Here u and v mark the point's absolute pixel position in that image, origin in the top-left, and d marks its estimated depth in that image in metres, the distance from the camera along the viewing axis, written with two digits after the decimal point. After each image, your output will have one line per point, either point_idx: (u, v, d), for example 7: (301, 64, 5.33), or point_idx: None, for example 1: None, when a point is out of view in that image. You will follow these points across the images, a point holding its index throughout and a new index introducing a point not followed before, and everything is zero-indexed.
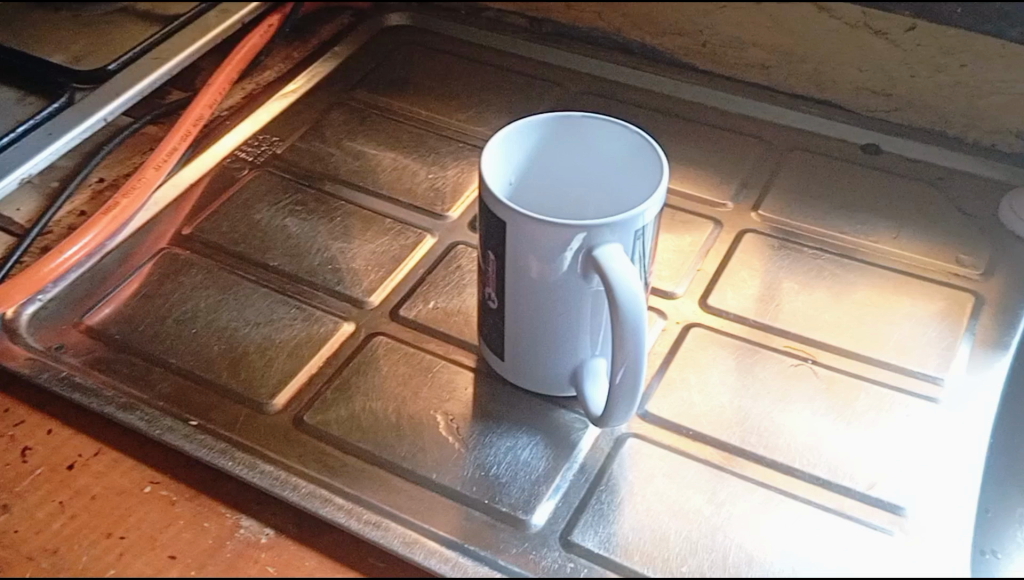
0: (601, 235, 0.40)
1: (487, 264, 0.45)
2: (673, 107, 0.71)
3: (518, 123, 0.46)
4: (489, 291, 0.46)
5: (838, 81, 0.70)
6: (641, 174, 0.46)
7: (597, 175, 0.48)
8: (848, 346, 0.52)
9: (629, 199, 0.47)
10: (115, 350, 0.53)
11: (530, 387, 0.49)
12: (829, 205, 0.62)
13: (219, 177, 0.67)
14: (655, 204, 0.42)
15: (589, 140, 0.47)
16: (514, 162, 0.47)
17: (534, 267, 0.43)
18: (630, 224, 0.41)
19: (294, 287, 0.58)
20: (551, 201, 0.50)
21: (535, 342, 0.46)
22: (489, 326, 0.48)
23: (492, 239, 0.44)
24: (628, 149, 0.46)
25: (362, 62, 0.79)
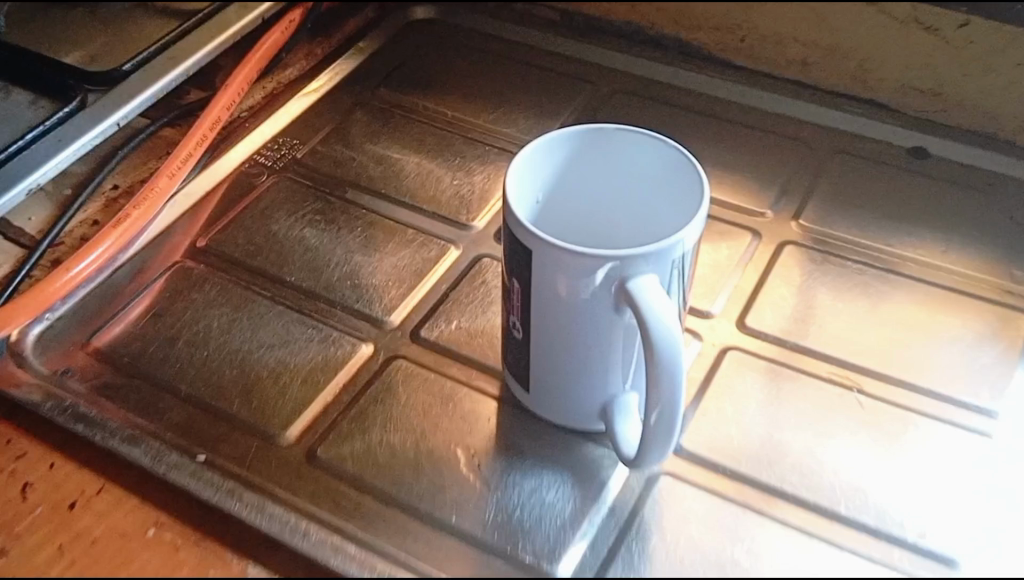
0: (634, 265, 0.37)
1: (510, 292, 0.42)
2: (708, 106, 0.68)
3: (546, 136, 0.42)
4: (512, 319, 0.43)
5: (883, 79, 0.66)
6: (678, 195, 0.41)
7: (631, 194, 0.44)
8: (897, 374, 0.49)
9: (667, 222, 0.43)
10: (123, 375, 0.51)
11: (558, 421, 0.46)
12: (874, 215, 0.59)
13: (236, 184, 0.64)
14: (694, 230, 0.38)
15: (625, 156, 0.43)
16: (541, 180, 0.43)
17: (560, 297, 0.40)
18: (668, 253, 0.38)
19: (311, 305, 0.55)
20: (580, 221, 0.45)
21: (562, 375, 0.43)
22: (513, 355, 0.45)
23: (515, 266, 0.40)
24: (665, 167, 0.42)
25: (386, 59, 0.77)
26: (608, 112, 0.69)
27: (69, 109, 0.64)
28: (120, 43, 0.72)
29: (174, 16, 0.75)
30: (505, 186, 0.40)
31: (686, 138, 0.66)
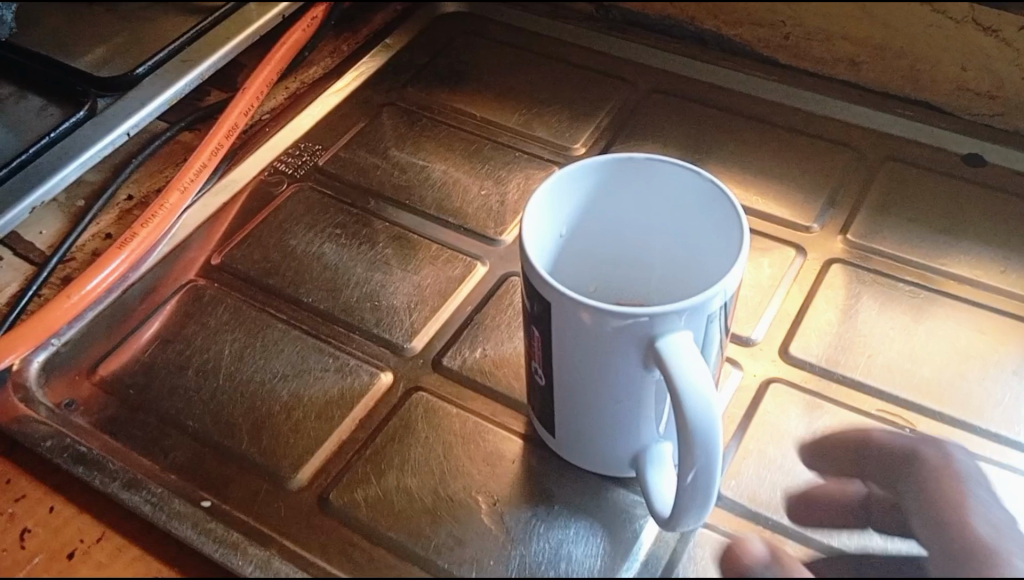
0: (668, 322, 0.35)
1: (533, 340, 0.40)
2: (750, 108, 0.65)
3: (569, 168, 0.40)
4: (535, 365, 0.41)
5: (937, 80, 0.62)
6: (712, 227, 0.40)
7: (661, 219, 0.42)
8: (956, 414, 0.46)
9: (702, 248, 0.41)
10: (128, 410, 0.49)
11: (586, 467, 0.44)
12: (927, 228, 0.55)
13: (256, 194, 0.61)
14: (733, 279, 0.36)
15: (654, 182, 0.40)
16: (565, 209, 0.41)
17: (587, 351, 0.38)
18: (704, 308, 0.36)
19: (328, 330, 0.53)
20: (613, 240, 0.44)
21: (589, 423, 0.41)
22: (537, 399, 0.43)
23: (537, 316, 0.39)
24: (697, 196, 0.40)
25: (414, 55, 0.73)
26: (645, 115, 0.65)
27: (78, 118, 0.61)
28: (136, 44, 0.69)
29: (193, 14, 0.72)
30: (522, 235, 0.38)
31: (727, 144, 0.62)
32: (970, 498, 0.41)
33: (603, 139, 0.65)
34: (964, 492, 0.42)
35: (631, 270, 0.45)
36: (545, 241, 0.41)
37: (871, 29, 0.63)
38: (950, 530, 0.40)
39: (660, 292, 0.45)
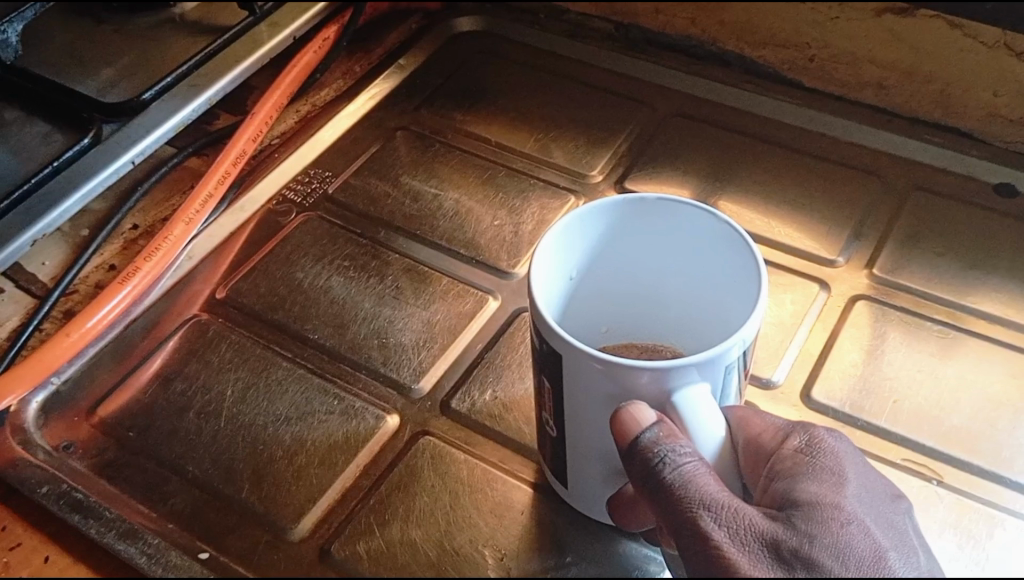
0: (685, 376, 0.34)
1: (543, 390, 0.38)
2: (775, 134, 0.63)
3: (579, 212, 0.38)
4: (546, 415, 0.39)
5: (968, 106, 0.60)
6: (732, 271, 0.38)
7: (677, 260, 0.40)
8: (987, 466, 0.45)
9: (722, 291, 0.39)
10: (126, 452, 0.47)
11: (598, 518, 0.43)
12: (958, 264, 0.54)
13: (263, 224, 0.60)
14: (749, 330, 0.35)
15: (668, 223, 0.39)
16: (575, 252, 0.39)
17: (600, 402, 0.36)
18: (720, 359, 0.35)
19: (334, 368, 0.51)
20: (624, 280, 0.42)
21: (603, 472, 0.40)
22: (548, 449, 0.41)
23: (548, 367, 0.37)
24: (714, 239, 0.38)
25: (430, 75, 0.72)
26: (665, 139, 0.64)
27: (82, 145, 0.58)
28: (145, 65, 0.65)
29: (202, 35, 0.67)
30: (528, 283, 0.36)
31: (751, 171, 0.61)
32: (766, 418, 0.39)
33: (620, 166, 0.63)
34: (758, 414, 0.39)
35: (649, 306, 0.43)
36: (556, 282, 0.39)
37: (902, 52, 0.60)
38: (752, 447, 0.38)
39: (678, 329, 0.44)
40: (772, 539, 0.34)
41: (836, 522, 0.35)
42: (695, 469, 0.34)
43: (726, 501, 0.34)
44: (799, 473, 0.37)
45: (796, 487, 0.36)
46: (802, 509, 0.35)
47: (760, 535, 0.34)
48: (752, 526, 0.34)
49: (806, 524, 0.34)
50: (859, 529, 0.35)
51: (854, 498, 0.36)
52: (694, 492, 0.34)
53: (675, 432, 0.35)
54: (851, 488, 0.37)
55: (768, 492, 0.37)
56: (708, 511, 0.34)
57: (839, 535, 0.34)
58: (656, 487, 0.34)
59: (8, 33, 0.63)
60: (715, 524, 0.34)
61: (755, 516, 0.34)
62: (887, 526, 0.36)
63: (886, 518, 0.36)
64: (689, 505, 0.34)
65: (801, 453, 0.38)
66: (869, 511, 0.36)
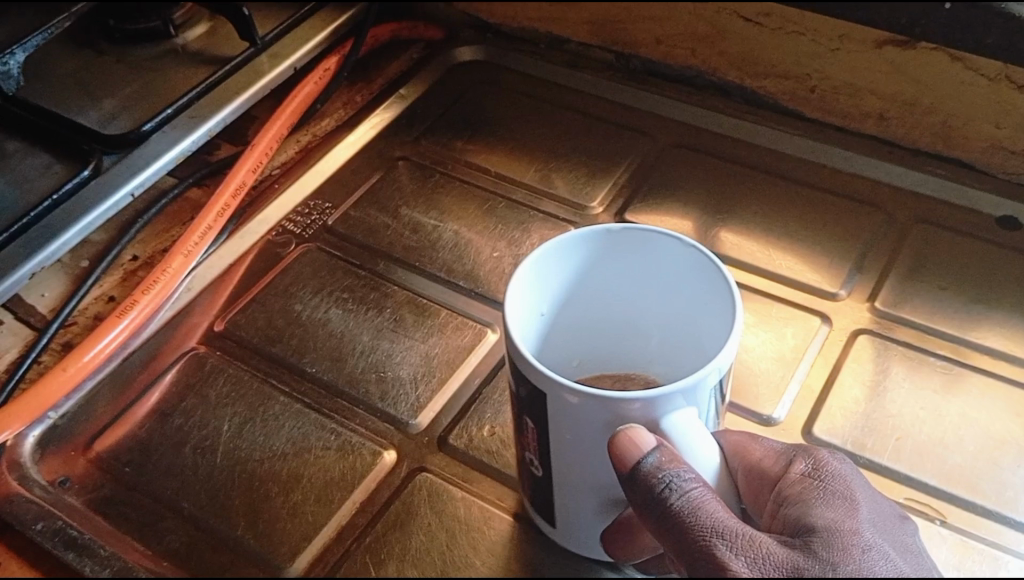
0: (672, 404, 0.34)
1: (527, 429, 0.38)
2: (777, 165, 0.63)
3: (552, 244, 0.38)
4: (530, 455, 0.39)
5: (970, 137, 0.59)
6: (705, 296, 0.38)
7: (650, 286, 0.41)
8: (990, 506, 0.44)
9: (696, 316, 0.40)
10: (122, 487, 0.47)
11: (586, 553, 0.43)
12: (959, 298, 0.54)
13: (263, 255, 0.60)
14: (729, 359, 0.35)
15: (640, 252, 0.39)
16: (550, 283, 0.40)
17: (581, 438, 0.36)
18: (703, 385, 0.35)
19: (330, 403, 0.51)
20: (599, 306, 0.43)
21: (592, 505, 0.39)
22: (532, 490, 0.41)
23: (530, 408, 0.36)
24: (685, 265, 0.38)
25: (431, 105, 0.71)
26: (665, 170, 0.64)
27: (81, 178, 0.57)
28: (147, 96, 0.64)
29: (204, 65, 0.67)
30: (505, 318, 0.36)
31: (751, 204, 0.61)
32: (759, 441, 0.39)
33: (621, 196, 0.63)
34: (753, 439, 0.39)
35: (622, 330, 0.44)
36: (533, 313, 0.40)
37: (902, 84, 0.60)
38: (750, 475, 0.39)
39: (656, 354, 0.44)
40: (794, 567, 0.33)
41: (857, 549, 0.34)
42: (701, 496, 0.34)
43: (738, 530, 0.34)
44: (808, 497, 0.37)
45: (808, 513, 0.36)
46: (818, 535, 0.35)
47: (780, 567, 0.33)
48: (770, 555, 0.34)
49: (827, 551, 0.34)
50: (879, 554, 0.35)
51: (869, 521, 0.36)
52: (704, 521, 0.34)
53: (676, 458, 0.34)
54: (864, 512, 0.37)
55: (777, 518, 0.37)
56: (721, 539, 0.34)
57: (862, 560, 0.34)
58: (661, 517, 0.34)
59: (8, 64, 0.63)
60: (729, 552, 0.33)
61: (771, 546, 0.34)
62: (903, 550, 0.36)
63: (900, 542, 0.36)
64: (700, 534, 0.34)
65: (808, 479, 0.38)
66: (884, 536, 0.36)
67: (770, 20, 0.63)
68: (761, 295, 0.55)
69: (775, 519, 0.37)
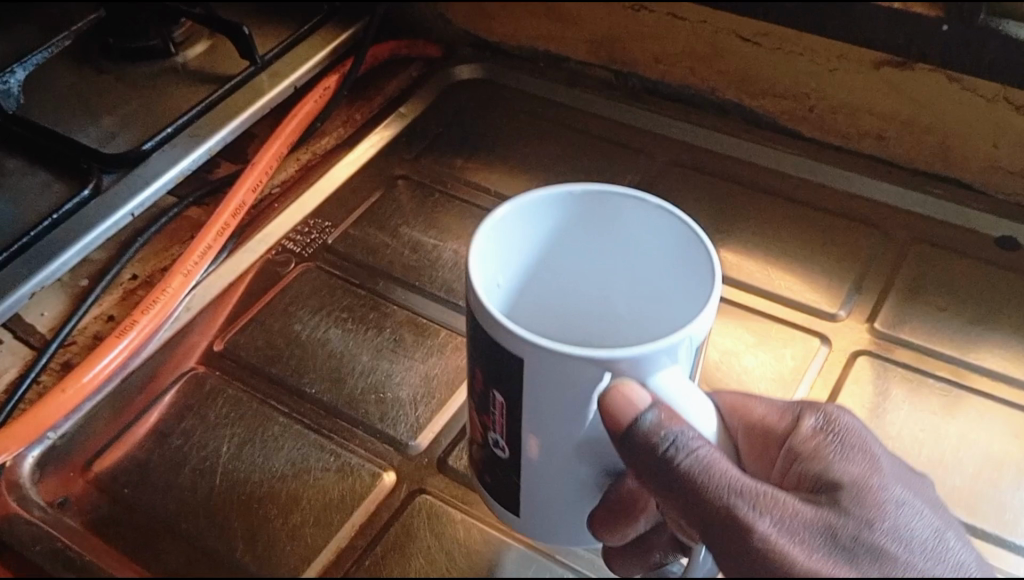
0: (655, 366, 0.33)
1: (494, 405, 0.38)
2: (776, 183, 0.63)
3: (508, 205, 0.38)
4: (495, 436, 0.39)
5: (969, 157, 0.60)
6: (674, 263, 0.38)
7: (617, 259, 0.40)
8: (989, 528, 0.45)
9: (662, 288, 0.39)
10: (121, 508, 0.47)
11: (548, 540, 0.43)
12: (959, 319, 0.54)
13: (262, 274, 0.60)
14: (709, 318, 0.34)
15: (608, 219, 0.39)
16: (515, 247, 0.39)
17: (551, 407, 0.35)
18: (686, 344, 0.34)
19: (330, 424, 0.51)
20: (565, 282, 0.42)
21: (564, 483, 0.39)
22: (497, 475, 0.41)
23: (498, 379, 0.36)
24: (654, 231, 0.38)
25: (431, 123, 0.71)
26: (665, 190, 0.64)
27: (82, 197, 0.57)
28: (147, 113, 0.64)
29: (203, 84, 0.67)
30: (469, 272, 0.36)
31: (750, 223, 0.61)
32: (758, 399, 0.40)
33: None
34: (749, 397, 0.41)
35: (569, 316, 0.43)
36: (490, 279, 0.39)
37: (899, 103, 0.60)
38: (750, 434, 0.40)
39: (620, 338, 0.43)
40: (823, 525, 0.35)
41: (885, 502, 0.36)
42: (712, 455, 0.35)
43: (759, 488, 0.35)
44: (823, 451, 0.38)
45: (828, 466, 0.37)
46: (841, 488, 0.36)
47: (810, 525, 0.35)
48: (799, 515, 0.35)
49: (853, 507, 0.36)
50: (905, 504, 0.36)
51: (890, 472, 0.37)
52: (721, 479, 0.35)
53: (676, 415, 0.34)
54: (883, 460, 0.38)
55: (790, 475, 0.38)
56: (741, 499, 0.35)
57: (890, 515, 0.36)
58: (673, 479, 0.35)
59: (8, 84, 0.63)
60: (752, 511, 0.35)
61: (797, 505, 0.36)
62: (925, 495, 0.37)
63: (921, 488, 0.38)
64: (718, 494, 0.35)
65: (822, 434, 0.39)
66: (905, 484, 0.37)
67: (768, 41, 0.63)
68: (762, 314, 0.55)
69: (787, 475, 0.38)
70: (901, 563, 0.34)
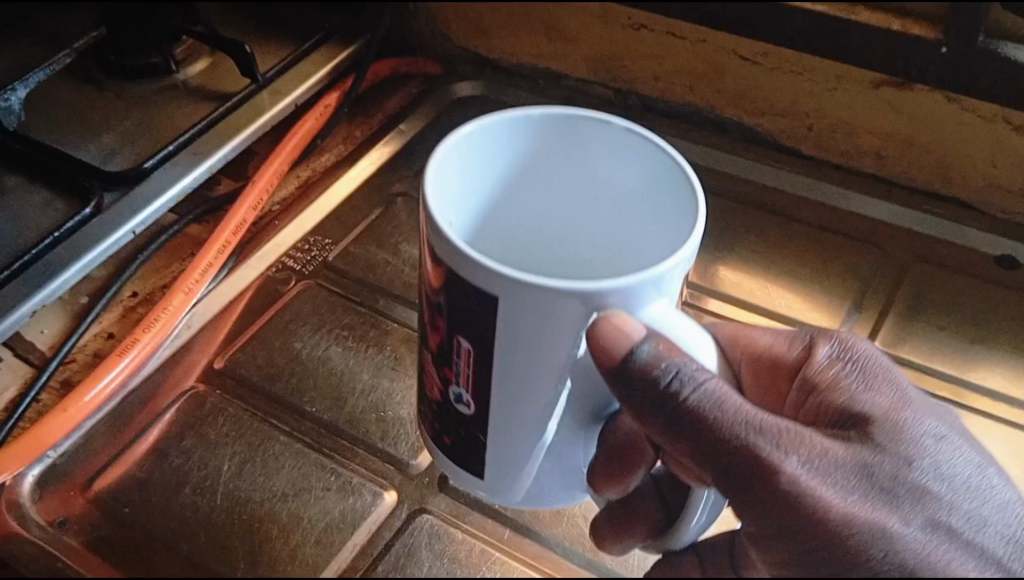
0: (638, 298, 0.34)
1: (457, 354, 0.37)
2: (776, 201, 0.64)
3: (465, 129, 0.38)
4: (458, 390, 0.38)
5: (967, 177, 0.60)
6: (643, 185, 0.39)
7: (582, 182, 0.41)
8: None
9: (627, 211, 0.40)
10: (122, 528, 0.47)
11: (505, 499, 0.43)
12: (958, 338, 0.55)
13: (262, 292, 0.59)
14: (692, 248, 0.35)
15: (576, 141, 0.40)
16: (481, 166, 0.40)
17: (524, 352, 0.35)
18: (672, 275, 0.34)
19: (330, 442, 0.52)
20: (529, 203, 0.42)
21: (527, 436, 0.39)
22: (457, 434, 0.41)
23: (469, 326, 0.35)
24: (625, 153, 0.39)
25: (431, 139, 0.72)
26: None
27: (84, 214, 0.57)
28: (147, 131, 0.64)
29: (204, 102, 0.67)
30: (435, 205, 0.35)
31: (750, 241, 0.61)
32: (764, 328, 0.45)
33: None
34: (756, 328, 0.44)
35: (517, 235, 0.44)
36: (450, 207, 0.39)
37: (898, 122, 0.61)
38: (758, 367, 0.44)
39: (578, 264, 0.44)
40: (858, 466, 0.39)
41: (906, 435, 0.40)
42: (718, 390, 0.37)
43: (779, 426, 0.38)
44: (840, 384, 0.42)
45: (850, 402, 0.41)
46: (863, 425, 0.40)
47: (843, 463, 0.39)
48: (829, 456, 0.39)
49: (879, 443, 0.40)
50: (923, 434, 0.41)
51: (906, 401, 0.41)
52: (743, 421, 0.37)
53: (676, 346, 0.35)
54: (896, 391, 0.42)
55: (808, 407, 0.42)
56: (766, 439, 0.38)
57: (911, 447, 0.40)
58: (684, 419, 0.37)
59: (9, 101, 0.62)
60: (782, 453, 0.38)
61: (827, 445, 0.39)
62: (937, 418, 0.42)
63: (931, 410, 0.42)
64: (738, 435, 0.37)
65: (835, 362, 0.43)
66: (919, 410, 0.41)
67: (768, 60, 0.63)
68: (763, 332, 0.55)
69: (803, 406, 0.43)
70: (924, 490, 0.40)
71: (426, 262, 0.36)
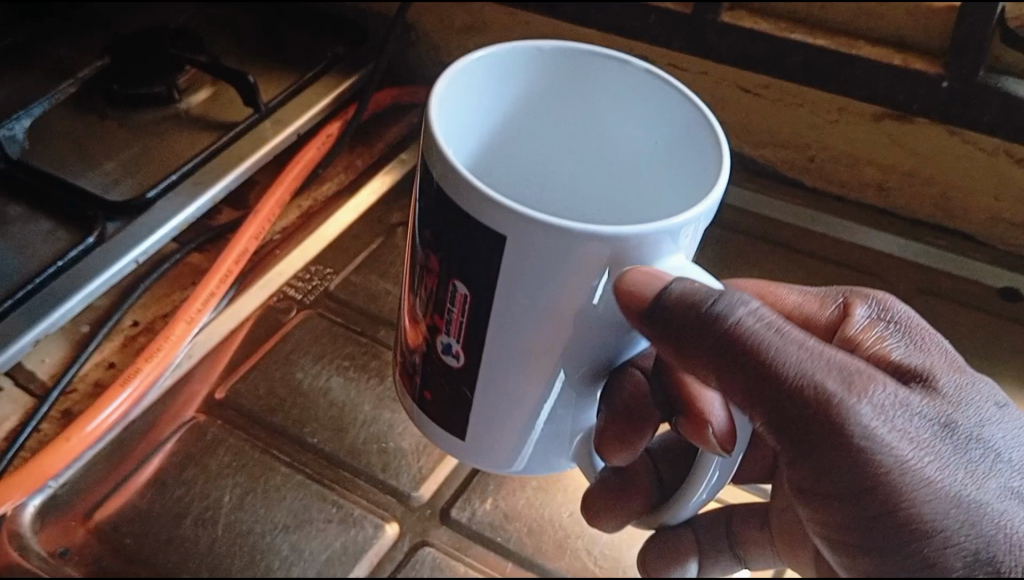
0: (658, 247, 0.33)
1: (451, 300, 0.36)
2: (779, 233, 0.64)
3: (468, 61, 0.37)
4: (447, 340, 0.37)
5: (970, 212, 0.59)
6: (651, 124, 0.39)
7: (588, 117, 0.41)
8: None
9: (633, 145, 0.41)
10: (121, 559, 0.48)
11: (482, 462, 0.42)
12: None
13: (263, 320, 0.59)
14: (712, 201, 0.34)
15: (583, 76, 0.40)
16: (485, 100, 0.40)
17: (529, 306, 0.34)
18: (693, 225, 0.34)
19: (332, 474, 0.53)
20: (531, 138, 0.43)
21: (519, 393, 0.38)
22: (442, 393, 0.39)
23: (471, 276, 0.34)
24: (634, 90, 0.39)
25: None
26: None
27: (87, 244, 0.56)
28: (148, 161, 0.64)
29: (206, 131, 0.67)
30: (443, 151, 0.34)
31: (754, 273, 0.61)
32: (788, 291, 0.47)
33: None
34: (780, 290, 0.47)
35: (512, 168, 0.44)
36: (452, 137, 0.39)
37: (904, 155, 0.61)
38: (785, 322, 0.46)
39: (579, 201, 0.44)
40: (927, 424, 0.39)
41: (963, 398, 0.41)
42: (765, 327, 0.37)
43: (847, 371, 0.38)
44: (884, 340, 0.43)
45: (901, 360, 0.42)
46: (923, 382, 0.41)
47: (911, 416, 0.39)
48: (899, 408, 0.39)
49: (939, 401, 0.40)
50: (978, 398, 0.41)
51: (956, 365, 0.42)
52: (805, 361, 0.37)
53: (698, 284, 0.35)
54: (943, 355, 0.42)
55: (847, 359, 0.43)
56: (831, 379, 0.37)
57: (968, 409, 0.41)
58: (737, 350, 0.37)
59: (13, 129, 0.62)
60: (853, 397, 0.37)
61: (895, 394, 0.39)
62: (985, 384, 0.42)
63: (977, 377, 0.43)
64: (797, 374, 0.37)
65: (876, 322, 0.44)
66: (967, 374, 0.42)
67: (768, 92, 0.64)
68: None
69: None
70: (983, 451, 0.40)
71: (408, 318, 0.39)
